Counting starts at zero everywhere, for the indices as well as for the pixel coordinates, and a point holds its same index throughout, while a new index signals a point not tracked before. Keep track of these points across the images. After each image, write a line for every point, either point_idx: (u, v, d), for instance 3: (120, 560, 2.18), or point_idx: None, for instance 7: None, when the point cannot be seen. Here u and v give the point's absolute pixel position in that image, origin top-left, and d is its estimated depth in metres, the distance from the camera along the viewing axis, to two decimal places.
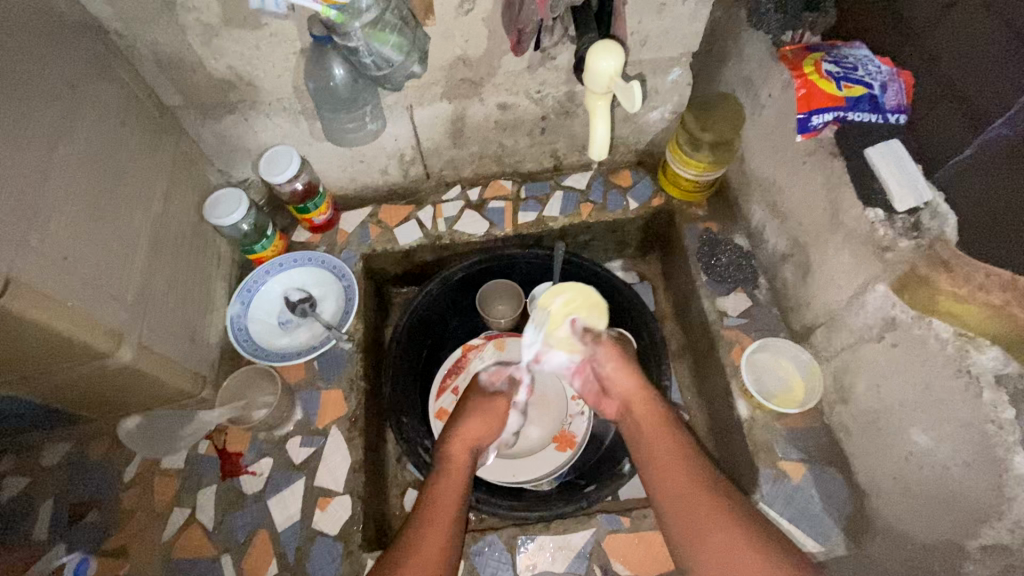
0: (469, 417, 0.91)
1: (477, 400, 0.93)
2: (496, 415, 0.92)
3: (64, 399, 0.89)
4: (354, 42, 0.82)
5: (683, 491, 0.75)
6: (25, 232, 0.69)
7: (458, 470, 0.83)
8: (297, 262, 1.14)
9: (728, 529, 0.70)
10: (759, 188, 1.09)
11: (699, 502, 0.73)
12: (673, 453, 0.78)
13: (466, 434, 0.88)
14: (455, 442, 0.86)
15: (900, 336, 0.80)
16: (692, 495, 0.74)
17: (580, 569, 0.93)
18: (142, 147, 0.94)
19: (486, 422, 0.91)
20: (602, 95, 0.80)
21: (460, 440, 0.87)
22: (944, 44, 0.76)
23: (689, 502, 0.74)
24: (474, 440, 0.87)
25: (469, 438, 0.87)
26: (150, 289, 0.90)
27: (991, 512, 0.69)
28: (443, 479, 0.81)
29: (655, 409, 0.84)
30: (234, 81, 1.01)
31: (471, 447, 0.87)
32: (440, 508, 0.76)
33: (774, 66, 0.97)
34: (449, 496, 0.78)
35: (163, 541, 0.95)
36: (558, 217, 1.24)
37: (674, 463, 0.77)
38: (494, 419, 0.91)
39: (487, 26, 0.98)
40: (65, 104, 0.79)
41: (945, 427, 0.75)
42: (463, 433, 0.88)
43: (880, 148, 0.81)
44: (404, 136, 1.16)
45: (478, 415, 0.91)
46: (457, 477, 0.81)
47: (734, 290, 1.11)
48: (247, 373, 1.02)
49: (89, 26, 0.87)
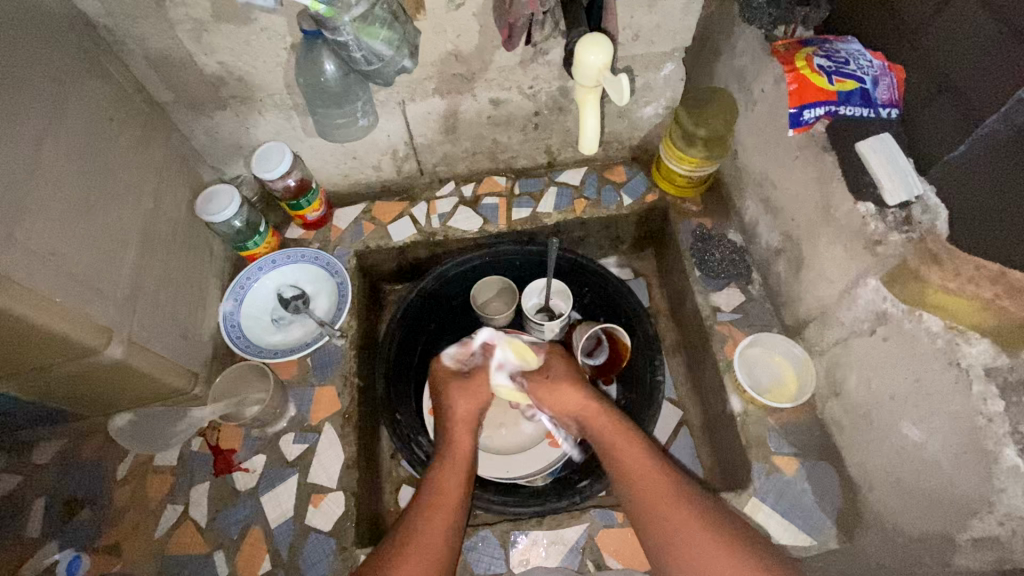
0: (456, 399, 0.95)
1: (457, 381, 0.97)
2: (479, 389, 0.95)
3: (57, 397, 0.89)
4: (344, 37, 0.82)
5: (640, 485, 0.78)
6: (13, 227, 0.68)
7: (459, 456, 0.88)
8: (290, 258, 1.13)
9: (685, 521, 0.73)
10: (752, 182, 1.09)
11: (657, 500, 0.76)
12: (631, 450, 0.82)
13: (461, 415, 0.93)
14: (450, 422, 0.93)
15: (891, 330, 0.81)
16: (652, 488, 0.77)
17: (574, 562, 0.93)
18: (132, 142, 0.94)
19: (474, 397, 0.95)
20: (592, 88, 0.80)
21: (458, 423, 0.92)
22: (934, 40, 0.76)
23: (647, 492, 0.77)
24: (469, 419, 0.93)
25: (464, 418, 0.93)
26: (141, 286, 0.90)
27: (982, 504, 0.70)
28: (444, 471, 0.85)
29: (611, 416, 0.88)
30: (225, 77, 1.01)
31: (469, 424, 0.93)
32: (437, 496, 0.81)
33: (765, 60, 0.97)
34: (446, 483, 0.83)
35: (156, 538, 0.95)
36: (552, 213, 1.24)
37: (633, 460, 0.81)
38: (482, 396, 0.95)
39: (478, 21, 0.98)
40: (53, 98, 0.79)
41: (935, 420, 0.75)
42: (457, 415, 0.93)
43: (871, 142, 0.80)
44: (396, 132, 1.16)
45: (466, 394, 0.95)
46: (461, 460, 0.87)
47: (727, 285, 1.11)
48: (238, 370, 1.01)
49: (78, 22, 0.87)
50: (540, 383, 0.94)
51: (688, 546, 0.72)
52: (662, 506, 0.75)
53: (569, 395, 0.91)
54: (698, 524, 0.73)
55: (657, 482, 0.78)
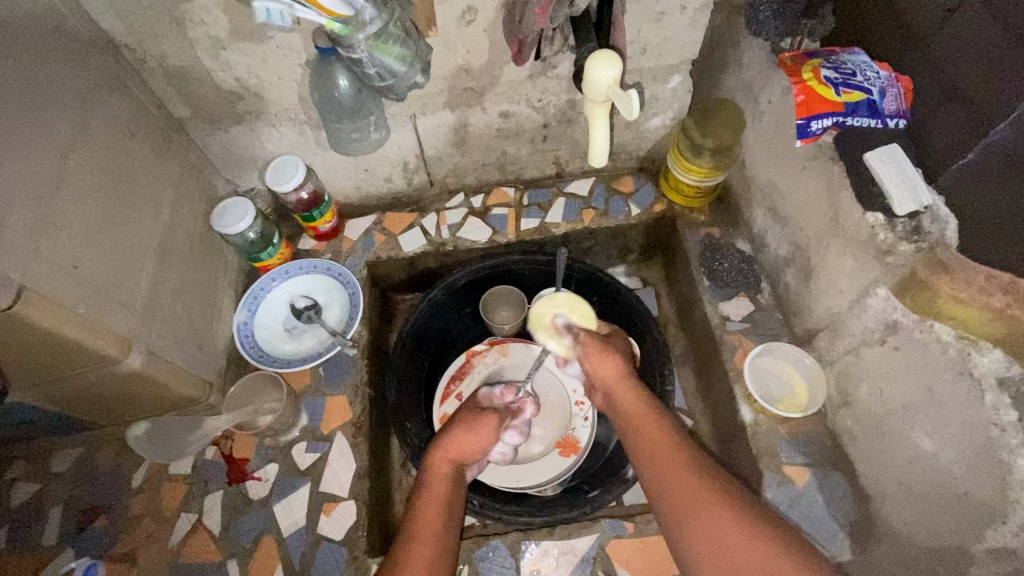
0: (452, 428, 0.89)
1: (465, 411, 0.93)
2: (484, 425, 0.89)
3: (75, 406, 0.90)
4: (358, 53, 0.84)
5: (672, 479, 0.76)
6: (39, 242, 0.70)
7: (437, 485, 0.83)
8: (303, 270, 1.15)
9: (722, 526, 0.70)
10: (760, 193, 1.10)
11: (692, 499, 0.73)
12: (657, 444, 0.81)
13: (449, 446, 0.87)
14: (435, 453, 0.87)
15: (902, 339, 0.81)
16: (684, 483, 0.75)
17: (585, 572, 0.93)
18: (150, 157, 0.96)
19: (472, 433, 0.88)
20: (602, 103, 0.82)
21: (440, 452, 0.87)
22: (942, 49, 0.76)
23: (673, 486, 0.76)
24: (455, 452, 0.87)
25: (451, 450, 0.87)
26: (159, 298, 0.92)
27: (996, 514, 0.69)
28: (428, 491, 0.82)
29: (638, 399, 0.88)
30: (241, 92, 1.03)
31: (454, 457, 0.87)
32: (427, 522, 0.78)
33: (773, 72, 0.98)
34: (433, 511, 0.79)
35: (170, 546, 0.96)
36: (560, 223, 1.25)
37: (666, 461, 0.78)
38: (481, 428, 0.89)
39: (488, 37, 1.00)
40: (76, 116, 0.81)
41: (949, 430, 0.75)
42: (446, 442, 0.87)
43: (879, 151, 0.82)
44: (408, 144, 1.18)
45: (461, 424, 0.89)
46: (444, 482, 0.84)
47: (736, 295, 1.11)
48: (252, 380, 1.03)
49: (101, 41, 0.89)
50: (593, 344, 0.92)
51: (728, 546, 0.69)
52: (696, 495, 0.74)
53: (614, 365, 0.91)
54: (735, 521, 0.70)
55: (681, 472, 0.76)
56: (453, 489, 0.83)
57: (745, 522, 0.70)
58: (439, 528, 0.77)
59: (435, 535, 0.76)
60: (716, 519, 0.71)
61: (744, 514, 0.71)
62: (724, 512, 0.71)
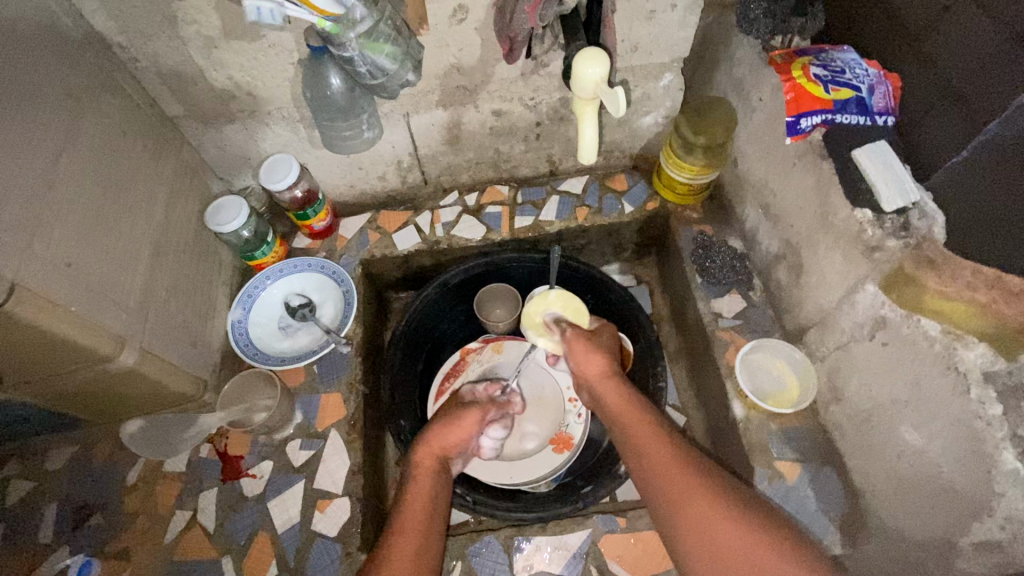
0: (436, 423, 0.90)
1: (448, 407, 0.94)
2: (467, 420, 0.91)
3: (69, 404, 0.91)
4: (349, 52, 0.84)
5: (657, 462, 0.79)
6: (32, 239, 0.71)
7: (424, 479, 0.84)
8: (297, 268, 1.15)
9: (711, 513, 0.72)
10: (751, 190, 1.11)
11: (677, 483, 0.75)
12: (641, 428, 0.84)
13: (433, 441, 0.88)
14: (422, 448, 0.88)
15: (890, 335, 0.81)
16: (670, 465, 0.77)
17: (577, 569, 0.93)
18: (143, 156, 0.96)
19: (456, 428, 0.89)
20: (590, 100, 0.82)
21: (426, 447, 0.88)
22: (936, 47, 0.76)
23: (658, 470, 0.78)
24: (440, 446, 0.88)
25: (436, 445, 0.88)
26: (153, 296, 0.92)
27: (982, 507, 0.70)
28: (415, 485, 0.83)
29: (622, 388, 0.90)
30: (234, 91, 1.03)
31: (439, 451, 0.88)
32: (413, 515, 0.78)
33: (763, 70, 0.99)
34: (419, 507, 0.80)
35: (165, 543, 0.97)
36: (554, 221, 1.26)
37: (650, 445, 0.81)
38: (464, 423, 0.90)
39: (480, 36, 1.00)
40: (68, 115, 0.81)
41: (936, 424, 0.75)
42: (430, 438, 0.89)
43: (867, 148, 0.82)
44: (401, 143, 1.19)
45: (444, 419, 0.90)
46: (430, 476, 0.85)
47: (728, 292, 1.12)
48: (245, 378, 1.03)
49: (93, 41, 0.90)
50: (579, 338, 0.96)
51: (715, 532, 0.70)
52: (682, 480, 0.75)
53: (595, 361, 0.93)
54: (722, 507, 0.72)
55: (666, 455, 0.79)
56: (439, 483, 0.84)
57: (732, 509, 0.71)
58: (424, 523, 0.78)
59: (419, 528, 0.77)
60: (704, 506, 0.72)
61: (729, 501, 0.72)
62: (711, 497, 0.73)
